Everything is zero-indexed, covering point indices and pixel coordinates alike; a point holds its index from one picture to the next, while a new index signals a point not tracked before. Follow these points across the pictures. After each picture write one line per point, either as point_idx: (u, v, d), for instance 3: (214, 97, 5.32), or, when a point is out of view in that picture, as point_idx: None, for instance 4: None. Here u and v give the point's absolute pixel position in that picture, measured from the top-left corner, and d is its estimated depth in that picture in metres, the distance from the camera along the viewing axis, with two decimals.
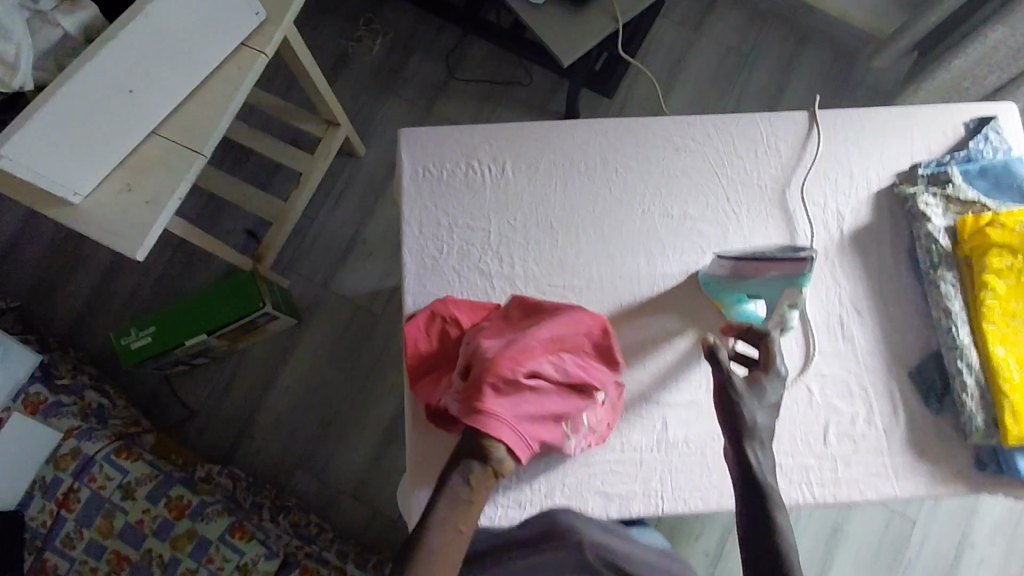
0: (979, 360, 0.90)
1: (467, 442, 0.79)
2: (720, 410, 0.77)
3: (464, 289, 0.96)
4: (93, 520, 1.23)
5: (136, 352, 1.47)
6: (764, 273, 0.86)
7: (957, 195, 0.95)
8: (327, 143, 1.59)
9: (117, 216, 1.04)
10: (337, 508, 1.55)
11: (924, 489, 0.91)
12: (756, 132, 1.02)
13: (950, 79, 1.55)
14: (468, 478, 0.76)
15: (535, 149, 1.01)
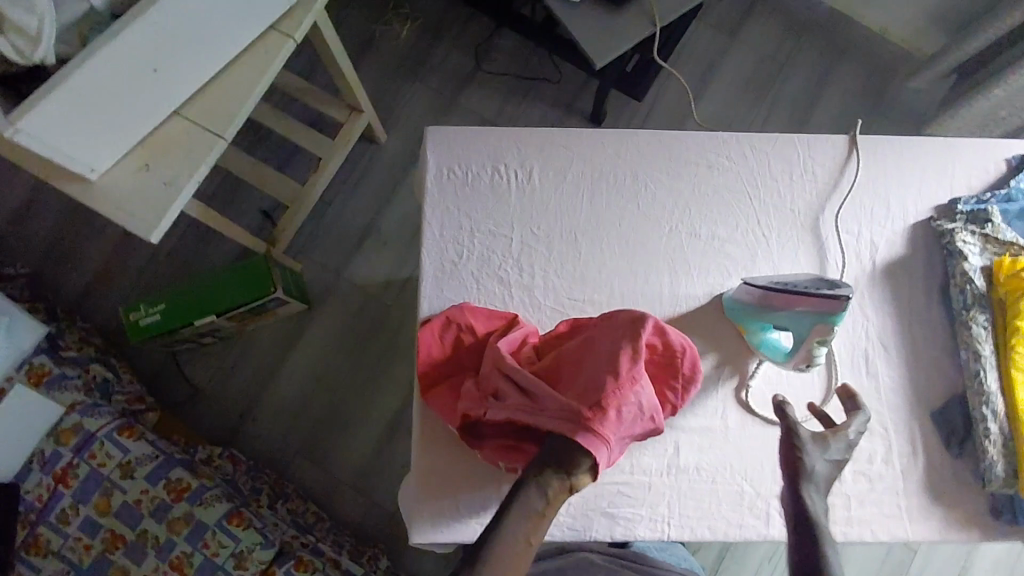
0: (1005, 407, 0.88)
1: (556, 450, 0.70)
2: (783, 461, 0.73)
3: (482, 296, 0.94)
4: (90, 497, 1.22)
5: (143, 329, 1.45)
6: (794, 306, 0.82)
7: (995, 235, 0.92)
8: (350, 129, 1.56)
9: (132, 196, 1.02)
10: (335, 497, 1.54)
11: (937, 534, 0.89)
12: (793, 154, 0.99)
13: (988, 107, 1.51)
14: (550, 490, 0.66)
15: (564, 156, 0.99)
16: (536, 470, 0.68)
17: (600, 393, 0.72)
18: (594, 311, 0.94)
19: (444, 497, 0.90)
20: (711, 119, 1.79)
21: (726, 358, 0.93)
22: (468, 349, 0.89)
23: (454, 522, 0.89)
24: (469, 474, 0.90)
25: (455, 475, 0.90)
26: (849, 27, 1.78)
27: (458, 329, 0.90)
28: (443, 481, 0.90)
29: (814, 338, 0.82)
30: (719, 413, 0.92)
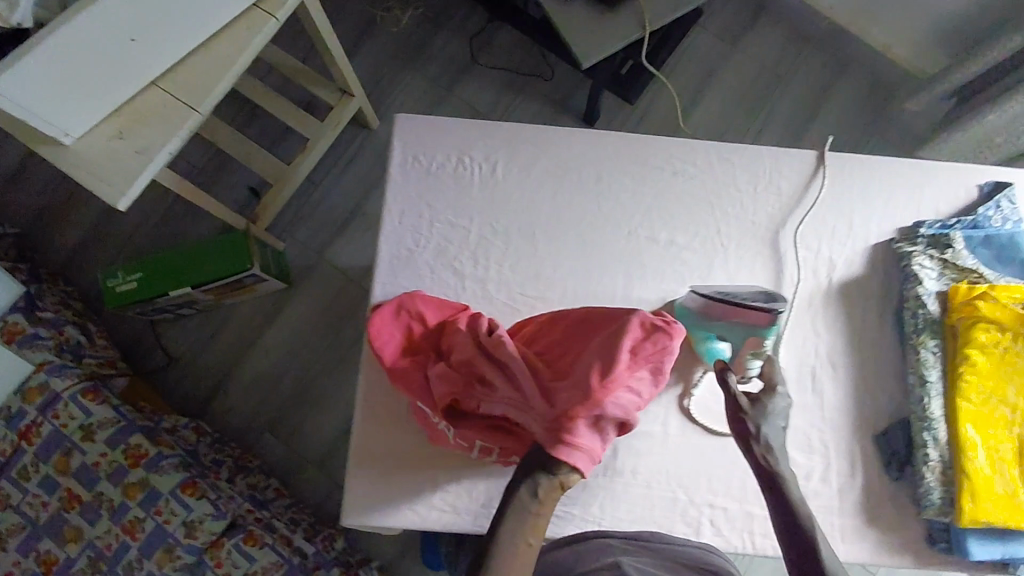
0: (947, 435, 0.87)
1: (541, 454, 0.71)
2: (736, 436, 0.77)
3: (434, 285, 0.94)
4: (50, 456, 1.25)
5: (120, 296, 1.46)
6: (732, 318, 0.86)
7: (954, 261, 0.91)
8: (338, 112, 1.57)
9: (102, 161, 1.03)
10: (300, 475, 1.56)
11: (867, 555, 0.90)
12: (759, 166, 0.98)
13: (980, 133, 1.50)
14: (540, 490, 0.68)
15: (530, 151, 0.98)
16: (525, 478, 0.69)
17: (583, 395, 0.72)
18: (546, 308, 0.94)
19: (379, 480, 0.91)
20: (704, 128, 1.77)
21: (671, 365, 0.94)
22: (426, 336, 0.89)
23: (388, 504, 0.90)
24: (405, 460, 0.91)
25: (392, 459, 0.91)
26: (851, 43, 1.76)
27: (417, 314, 0.90)
28: (381, 463, 0.91)
29: (749, 350, 0.86)
30: (661, 419, 0.92)
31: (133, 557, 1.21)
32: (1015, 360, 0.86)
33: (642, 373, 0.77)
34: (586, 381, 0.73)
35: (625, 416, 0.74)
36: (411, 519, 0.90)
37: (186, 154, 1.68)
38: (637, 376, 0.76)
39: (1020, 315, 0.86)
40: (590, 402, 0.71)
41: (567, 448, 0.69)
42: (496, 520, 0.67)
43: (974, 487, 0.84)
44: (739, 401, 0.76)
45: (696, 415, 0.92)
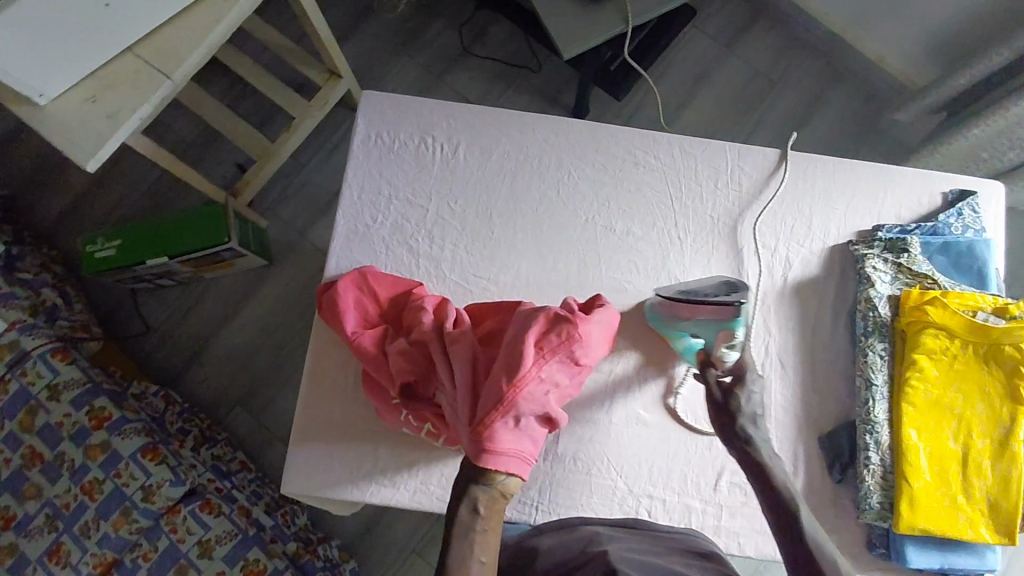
0: (889, 439, 0.87)
1: (468, 467, 0.72)
2: (717, 430, 0.76)
3: (389, 262, 0.95)
4: (17, 413, 1.27)
5: (99, 262, 1.48)
6: (697, 314, 0.83)
7: (909, 266, 0.90)
8: (326, 92, 1.56)
9: (76, 124, 1.05)
10: (268, 453, 1.55)
11: None
12: (721, 162, 0.99)
13: (968, 148, 1.48)
14: (480, 506, 0.70)
15: (493, 135, 0.99)
16: (463, 496, 0.70)
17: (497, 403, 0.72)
18: (498, 291, 0.94)
19: (320, 452, 0.91)
20: (693, 130, 1.75)
21: (649, 360, 0.94)
22: (386, 314, 0.90)
23: (328, 476, 0.91)
24: (348, 434, 0.92)
25: (336, 432, 0.92)
26: (847, 51, 1.73)
27: (376, 294, 0.91)
28: (324, 434, 0.92)
29: (720, 345, 0.81)
30: (605, 407, 0.92)
31: (90, 517, 1.23)
32: (962, 367, 0.86)
33: (554, 365, 0.75)
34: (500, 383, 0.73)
35: (543, 411, 0.75)
36: (349, 493, 0.90)
37: (174, 127, 1.66)
38: (549, 368, 0.75)
39: (970, 323, 0.85)
40: (503, 406, 0.72)
41: (488, 458, 0.71)
42: (444, 544, 0.67)
43: (911, 492, 0.84)
44: (715, 390, 0.76)
45: (644, 408, 0.92)
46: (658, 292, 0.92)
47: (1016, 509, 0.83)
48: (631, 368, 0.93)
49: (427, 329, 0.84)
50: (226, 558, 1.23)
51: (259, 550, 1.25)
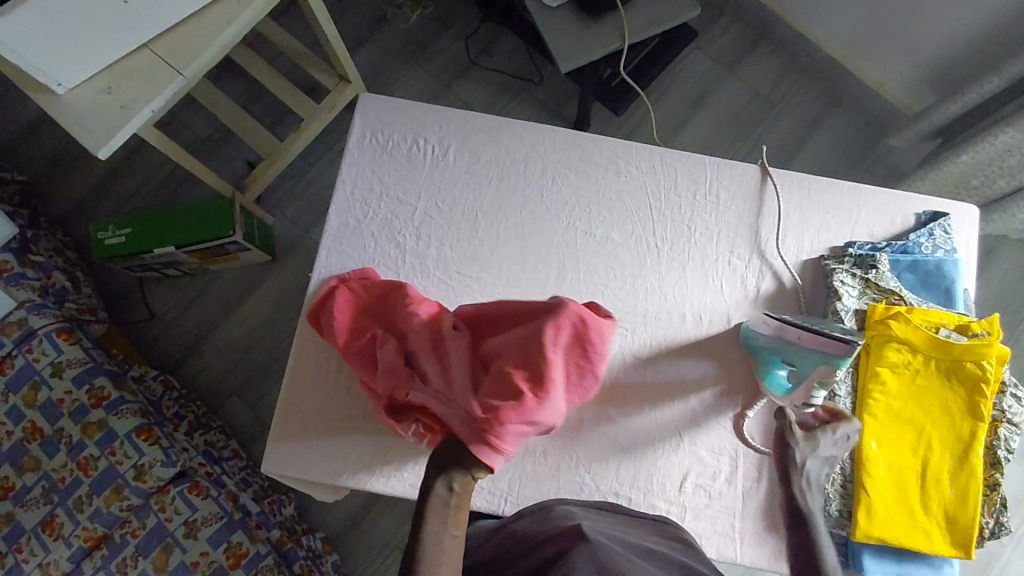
0: (850, 449, 0.88)
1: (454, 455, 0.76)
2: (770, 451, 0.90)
3: (377, 255, 0.99)
4: (21, 388, 1.32)
5: (108, 249, 1.53)
6: (804, 341, 0.86)
7: (877, 281, 0.93)
8: (335, 97, 1.62)
9: (92, 114, 1.11)
10: (260, 442, 1.59)
11: (764, 560, 0.91)
12: (701, 174, 1.03)
13: (958, 175, 1.50)
14: (456, 483, 0.74)
15: (482, 140, 1.04)
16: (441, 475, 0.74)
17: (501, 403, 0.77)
18: (478, 288, 0.98)
19: (300, 434, 0.95)
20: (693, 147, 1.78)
21: (727, 388, 0.95)
22: (374, 315, 0.93)
23: (305, 457, 0.94)
24: (329, 418, 0.95)
25: (317, 416, 0.95)
26: (846, 77, 1.76)
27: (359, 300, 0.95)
28: (304, 417, 0.95)
29: None
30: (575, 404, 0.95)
31: (83, 493, 1.27)
32: (924, 381, 0.88)
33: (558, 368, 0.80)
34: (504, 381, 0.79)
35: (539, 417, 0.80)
36: (326, 475, 0.93)
37: (190, 124, 1.73)
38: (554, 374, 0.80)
39: (932, 338, 0.88)
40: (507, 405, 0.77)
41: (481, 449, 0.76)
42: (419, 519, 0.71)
43: (868, 501, 0.85)
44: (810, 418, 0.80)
45: (678, 424, 0.94)
46: (760, 315, 0.94)
47: (973, 523, 0.85)
48: (711, 395, 0.95)
49: (419, 328, 0.88)
50: (211, 540, 1.26)
51: (243, 534, 1.28)
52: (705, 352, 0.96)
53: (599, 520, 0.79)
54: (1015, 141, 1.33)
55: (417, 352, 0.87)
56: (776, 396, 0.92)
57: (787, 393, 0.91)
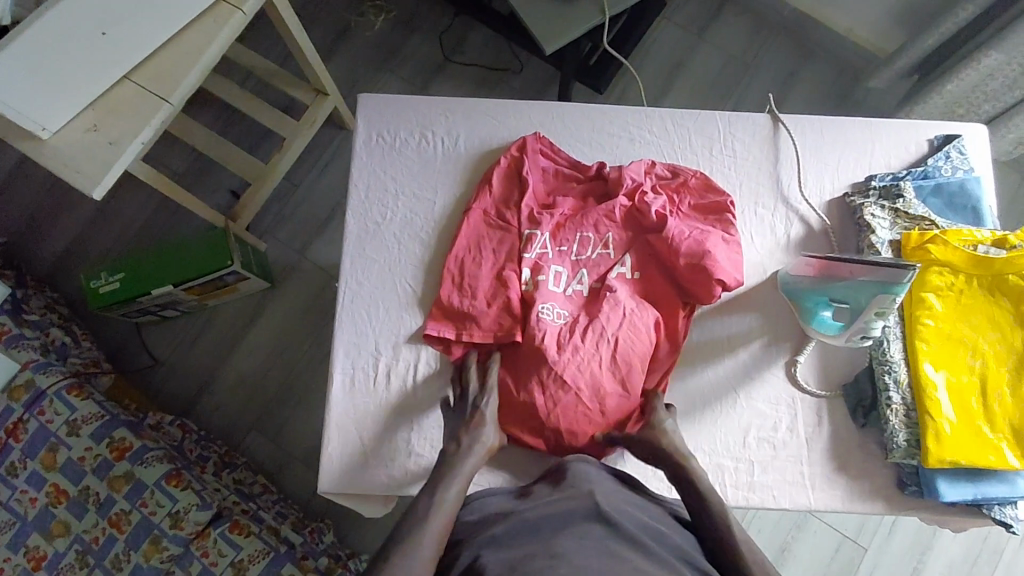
0: (908, 376, 0.89)
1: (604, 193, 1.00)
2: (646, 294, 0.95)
3: (402, 257, 0.99)
4: (38, 452, 1.27)
5: (103, 297, 1.46)
6: (857, 275, 0.84)
7: (905, 210, 0.95)
8: (313, 111, 1.53)
9: (81, 154, 1.07)
10: (288, 474, 1.49)
11: (840, 501, 0.90)
12: (714, 130, 1.03)
13: (944, 104, 1.52)
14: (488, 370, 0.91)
15: (491, 127, 1.04)
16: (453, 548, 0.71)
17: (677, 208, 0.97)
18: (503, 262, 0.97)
19: (355, 446, 0.91)
20: (688, 100, 1.77)
21: (774, 337, 0.96)
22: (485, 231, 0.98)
23: (362, 470, 0.91)
24: (384, 428, 0.92)
25: (369, 424, 0.92)
26: (814, 28, 1.76)
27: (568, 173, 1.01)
28: (362, 426, 0.92)
29: (874, 309, 0.84)
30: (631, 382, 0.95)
31: (120, 549, 1.22)
32: (969, 300, 0.90)
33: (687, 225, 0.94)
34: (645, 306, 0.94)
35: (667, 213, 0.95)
36: (390, 485, 0.90)
37: (167, 159, 1.64)
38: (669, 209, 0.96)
39: (973, 257, 0.89)
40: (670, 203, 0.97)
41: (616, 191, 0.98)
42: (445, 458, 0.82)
43: (936, 425, 0.85)
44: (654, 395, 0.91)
45: (740, 387, 0.94)
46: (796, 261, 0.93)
47: None
48: (759, 350, 0.95)
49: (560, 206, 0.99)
50: None
51: (293, 566, 1.23)
52: (749, 307, 0.97)
53: (622, 503, 0.73)
54: (999, 63, 1.35)
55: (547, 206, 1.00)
56: (827, 336, 0.91)
57: (838, 330, 0.89)
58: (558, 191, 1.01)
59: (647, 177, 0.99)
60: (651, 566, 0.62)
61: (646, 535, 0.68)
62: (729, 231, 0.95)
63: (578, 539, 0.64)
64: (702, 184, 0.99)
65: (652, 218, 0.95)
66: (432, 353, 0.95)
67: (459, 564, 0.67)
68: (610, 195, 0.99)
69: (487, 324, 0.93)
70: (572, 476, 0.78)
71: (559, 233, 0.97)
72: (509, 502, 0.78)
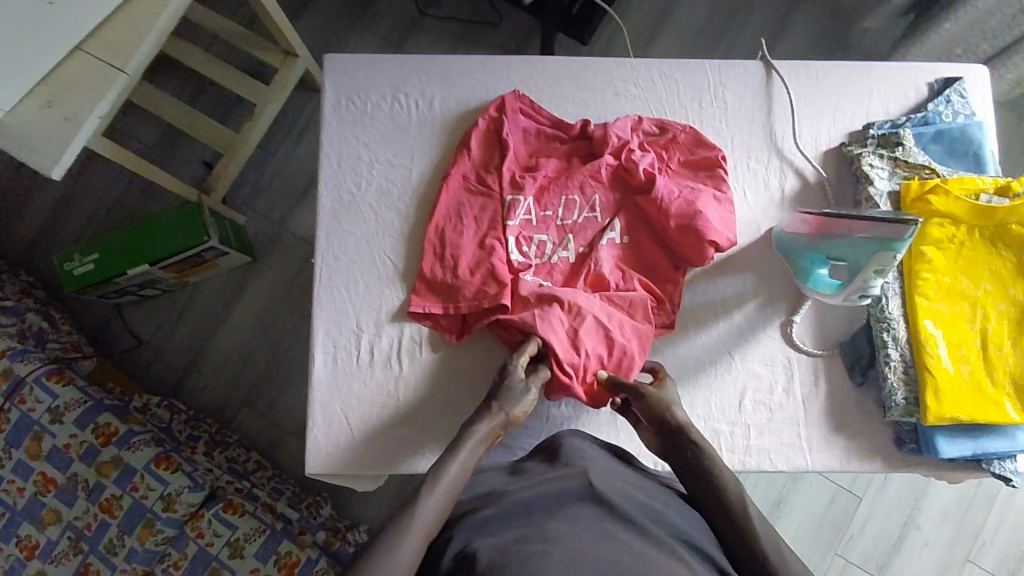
0: (907, 333, 0.87)
1: (588, 152, 0.95)
2: (637, 261, 0.91)
3: (379, 228, 0.94)
4: (21, 441, 1.25)
5: (79, 279, 1.41)
6: (856, 232, 0.80)
7: (905, 159, 0.91)
8: (283, 75, 1.45)
9: (34, 131, 1.00)
10: (282, 449, 1.47)
11: (837, 461, 0.88)
12: (703, 80, 0.98)
13: (943, 44, 1.46)
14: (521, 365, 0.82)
15: (468, 86, 0.98)
16: (444, 532, 0.70)
17: (664, 168, 0.92)
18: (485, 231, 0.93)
19: (342, 427, 0.89)
20: (678, 41, 1.67)
21: (768, 297, 0.93)
22: (465, 197, 0.94)
23: (351, 453, 0.88)
24: (370, 407, 0.89)
25: (354, 403, 0.89)
26: None
27: (550, 130, 0.96)
28: (347, 405, 0.89)
29: (872, 267, 0.80)
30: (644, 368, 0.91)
31: (114, 535, 1.21)
32: (971, 252, 0.87)
33: (676, 185, 0.90)
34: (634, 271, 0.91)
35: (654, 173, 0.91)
36: (379, 464, 0.88)
37: (135, 131, 1.57)
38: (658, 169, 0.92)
39: (975, 207, 0.86)
40: (658, 162, 0.92)
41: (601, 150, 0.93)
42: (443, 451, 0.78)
43: (936, 383, 0.83)
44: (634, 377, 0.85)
45: (734, 350, 0.91)
46: (793, 217, 0.89)
47: None
48: (753, 311, 0.92)
49: (543, 168, 0.94)
50: (259, 555, 1.21)
51: (290, 542, 1.22)
52: (743, 267, 0.93)
53: (615, 480, 0.71)
54: None
55: (529, 168, 0.95)
56: (824, 294, 0.88)
57: (835, 288, 0.86)
58: (541, 151, 0.96)
59: (634, 134, 0.94)
60: (648, 547, 0.60)
61: (641, 514, 0.66)
62: (721, 189, 0.91)
63: (572, 523, 0.62)
64: (692, 139, 0.94)
65: (640, 178, 0.90)
66: (414, 327, 0.91)
67: (450, 550, 0.64)
68: (595, 154, 0.94)
69: (473, 295, 0.89)
70: (563, 454, 0.75)
71: (544, 197, 0.93)
72: (501, 478, 0.76)
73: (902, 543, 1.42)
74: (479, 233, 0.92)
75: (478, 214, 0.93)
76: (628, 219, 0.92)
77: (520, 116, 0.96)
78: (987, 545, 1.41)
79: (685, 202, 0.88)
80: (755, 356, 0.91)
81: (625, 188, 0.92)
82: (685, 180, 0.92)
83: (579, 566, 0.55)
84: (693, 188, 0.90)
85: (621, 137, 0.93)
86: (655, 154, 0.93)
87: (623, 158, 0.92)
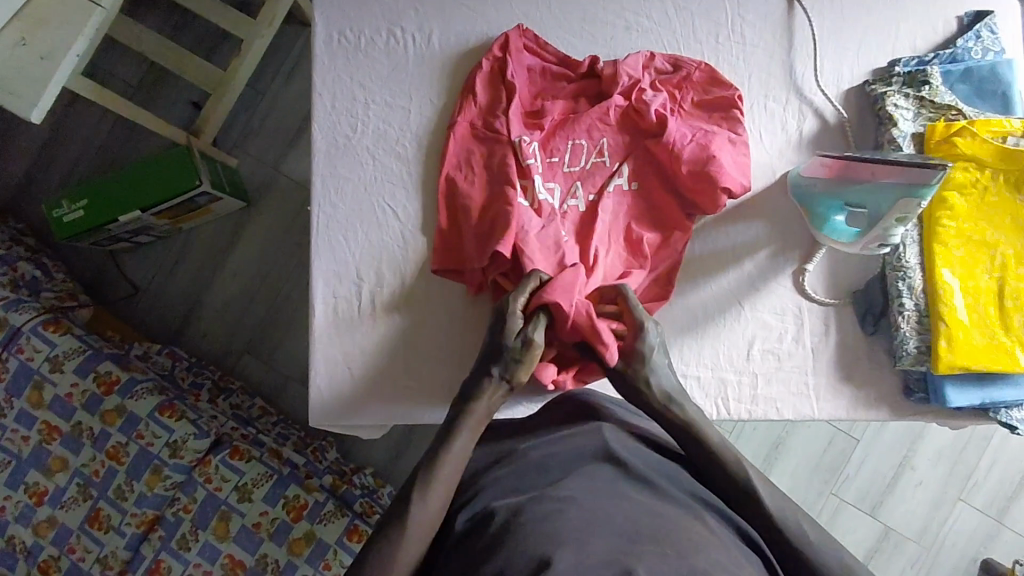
0: (922, 281, 0.84)
1: (597, 93, 0.90)
2: (649, 207, 0.88)
3: (377, 173, 0.90)
4: (23, 390, 1.25)
5: (70, 227, 1.37)
6: (881, 176, 0.77)
7: (931, 98, 0.86)
8: (270, 7, 1.36)
9: (9, 70, 0.94)
10: (286, 394, 1.48)
11: (844, 410, 0.88)
12: (721, 14, 0.92)
13: None
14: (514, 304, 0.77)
15: (468, 20, 0.92)
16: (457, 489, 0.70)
17: (677, 109, 0.88)
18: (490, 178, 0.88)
19: (344, 379, 0.87)
20: None
21: (782, 244, 0.90)
22: (468, 141, 0.89)
23: (353, 405, 0.87)
24: (373, 359, 0.88)
25: (356, 354, 0.88)
26: None
27: (556, 69, 0.91)
28: (349, 357, 0.88)
29: (895, 214, 0.77)
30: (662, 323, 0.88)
31: (122, 481, 1.23)
32: (993, 198, 0.84)
33: (688, 128, 0.86)
34: (645, 215, 0.88)
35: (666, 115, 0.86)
36: (384, 416, 0.87)
37: (118, 69, 1.49)
38: (670, 111, 0.87)
39: (999, 150, 0.83)
40: (670, 103, 0.88)
41: (611, 89, 0.88)
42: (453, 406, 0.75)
43: (949, 333, 0.82)
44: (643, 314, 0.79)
45: (745, 300, 0.89)
46: (811, 161, 0.86)
47: None
48: (765, 259, 0.90)
49: (549, 111, 0.89)
50: (268, 499, 1.22)
51: (297, 486, 1.24)
52: (757, 213, 0.90)
53: (626, 438, 0.70)
54: None
55: (536, 111, 0.90)
56: (841, 242, 0.85)
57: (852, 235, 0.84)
58: (546, 91, 0.91)
59: (645, 72, 0.89)
60: (663, 504, 0.60)
61: (655, 471, 0.65)
62: (736, 131, 0.87)
63: (589, 481, 0.62)
64: (706, 78, 0.89)
65: (652, 119, 0.86)
66: (416, 279, 0.89)
67: (464, 507, 0.65)
68: (604, 94, 0.90)
69: (478, 244, 0.85)
70: (573, 414, 0.74)
71: (551, 142, 0.88)
72: (512, 434, 0.76)
73: (897, 483, 1.44)
74: (484, 180, 0.88)
75: (483, 161, 0.88)
76: (638, 163, 0.88)
77: (524, 53, 0.91)
78: (981, 484, 1.44)
79: (698, 146, 0.84)
80: (766, 306, 0.89)
81: (636, 131, 0.88)
82: (698, 121, 0.88)
83: (597, 524, 0.55)
84: (707, 131, 0.86)
85: (632, 76, 0.88)
86: (668, 94, 0.88)
87: (633, 98, 0.87)
